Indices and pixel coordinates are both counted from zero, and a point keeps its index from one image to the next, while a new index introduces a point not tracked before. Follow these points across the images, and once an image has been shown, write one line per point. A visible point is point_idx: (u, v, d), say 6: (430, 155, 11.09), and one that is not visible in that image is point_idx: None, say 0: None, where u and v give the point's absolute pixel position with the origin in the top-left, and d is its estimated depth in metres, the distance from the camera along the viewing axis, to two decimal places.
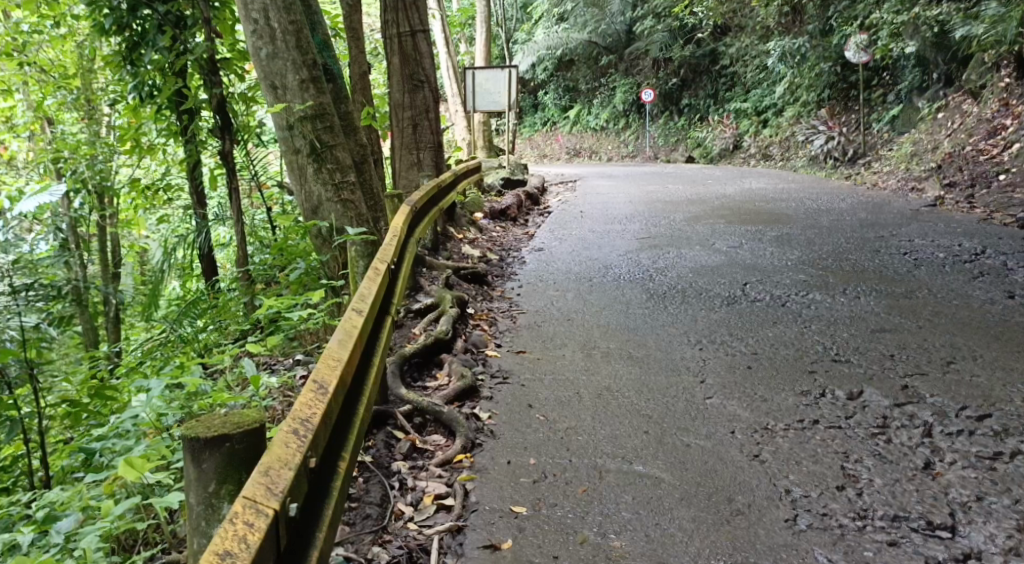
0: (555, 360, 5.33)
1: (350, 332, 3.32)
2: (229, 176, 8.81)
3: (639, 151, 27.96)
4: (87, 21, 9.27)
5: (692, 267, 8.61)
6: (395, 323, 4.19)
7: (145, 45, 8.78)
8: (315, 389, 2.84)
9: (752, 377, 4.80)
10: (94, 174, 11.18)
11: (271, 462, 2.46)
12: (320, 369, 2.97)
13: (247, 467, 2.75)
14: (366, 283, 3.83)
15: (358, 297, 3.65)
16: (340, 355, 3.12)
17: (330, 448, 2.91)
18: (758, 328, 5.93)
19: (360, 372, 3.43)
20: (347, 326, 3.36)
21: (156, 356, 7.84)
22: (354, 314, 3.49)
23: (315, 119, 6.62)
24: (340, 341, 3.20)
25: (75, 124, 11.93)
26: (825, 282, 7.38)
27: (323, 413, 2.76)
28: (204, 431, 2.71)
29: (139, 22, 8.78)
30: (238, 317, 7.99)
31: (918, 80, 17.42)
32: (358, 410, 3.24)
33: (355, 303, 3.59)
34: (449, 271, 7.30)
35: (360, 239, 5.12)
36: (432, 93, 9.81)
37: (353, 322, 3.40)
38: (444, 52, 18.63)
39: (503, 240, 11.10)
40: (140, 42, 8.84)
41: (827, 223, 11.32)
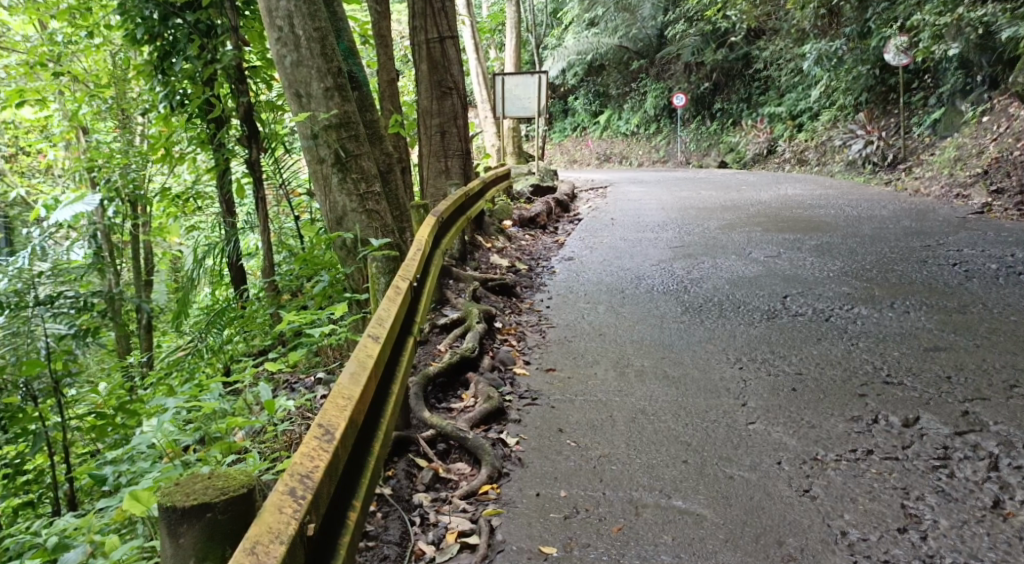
0: (587, 379, 5.08)
1: (365, 362, 3.11)
2: (257, 186, 8.69)
3: (671, 156, 27.63)
4: (119, 31, 9.23)
5: (729, 278, 8.32)
6: (418, 342, 3.95)
7: (175, 54, 8.71)
8: (320, 436, 2.65)
9: (797, 400, 4.51)
10: (127, 183, 11.17)
11: (259, 537, 2.30)
12: (327, 412, 2.77)
13: (230, 539, 2.66)
14: (386, 303, 3.61)
15: (376, 321, 3.43)
16: (353, 390, 2.91)
17: (338, 500, 2.72)
18: (801, 345, 5.64)
19: (377, 402, 3.22)
20: (363, 354, 3.14)
21: (183, 367, 7.73)
22: (371, 339, 3.27)
23: (340, 128, 6.45)
24: (353, 374, 3.00)
25: (109, 132, 11.93)
26: (871, 295, 7.06)
27: (326, 466, 2.57)
28: (181, 499, 2.67)
29: (170, 32, 8.72)
30: (264, 328, 7.85)
31: (962, 82, 16.91)
32: (373, 447, 3.04)
33: (373, 327, 3.37)
34: (476, 283, 7.08)
35: (383, 254, 4.88)
36: (460, 100, 9.62)
37: (369, 350, 3.19)
38: (474, 57, 18.49)
39: (532, 249, 10.87)
40: (171, 51, 8.78)
41: (869, 232, 10.96)
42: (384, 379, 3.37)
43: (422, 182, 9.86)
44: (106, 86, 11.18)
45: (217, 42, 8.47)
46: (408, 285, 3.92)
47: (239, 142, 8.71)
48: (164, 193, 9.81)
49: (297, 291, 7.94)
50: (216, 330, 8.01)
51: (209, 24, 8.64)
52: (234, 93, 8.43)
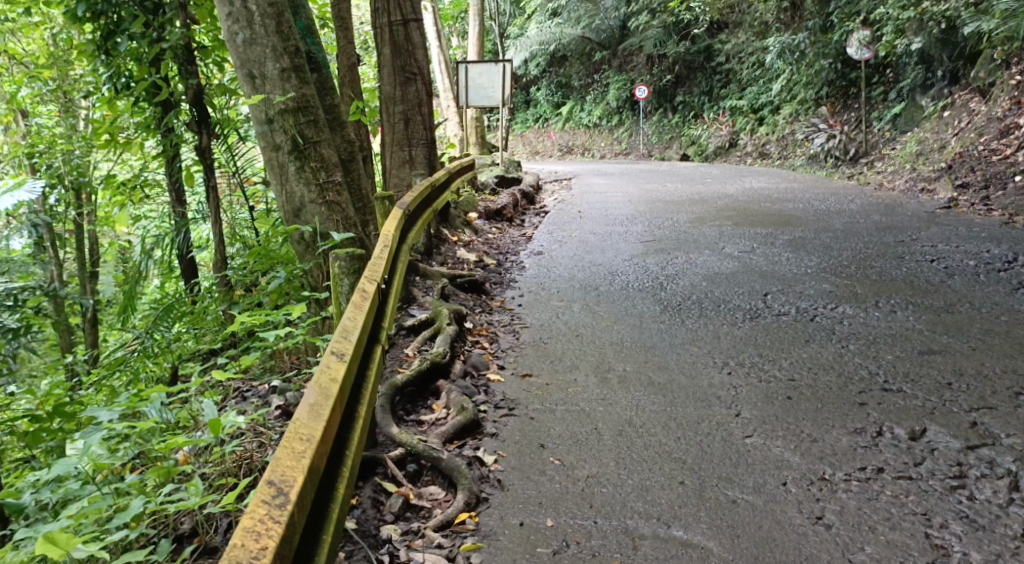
0: (567, 387, 4.73)
1: (327, 390, 2.68)
2: (207, 174, 8.17)
3: (632, 148, 27.40)
4: (56, 7, 8.47)
5: (705, 274, 8.02)
6: (387, 350, 3.52)
7: (120, 33, 8.03)
8: (268, 502, 2.24)
9: (794, 410, 4.20)
10: (70, 170, 10.54)
11: None
12: (280, 465, 2.37)
13: None
14: (351, 311, 3.18)
15: (339, 335, 3.00)
16: (312, 431, 2.49)
17: None
18: (789, 347, 5.33)
19: (344, 432, 2.80)
20: (325, 381, 2.71)
21: (127, 367, 7.23)
22: (334, 358, 2.84)
23: (297, 112, 6.00)
24: (311, 409, 2.57)
25: (50, 116, 11.31)
26: (853, 293, 6.78)
27: (278, 541, 2.18)
28: None
29: (114, 10, 8.05)
30: (216, 325, 7.36)
31: (922, 78, 16.78)
32: (341, 484, 2.64)
33: (336, 342, 2.94)
34: (444, 280, 6.67)
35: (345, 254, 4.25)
36: (425, 86, 9.18)
37: (331, 373, 2.76)
38: (435, 45, 18.01)
39: (499, 242, 10.48)
40: (115, 30, 8.09)
41: (839, 226, 10.75)
42: (352, 400, 2.96)
43: (385, 172, 9.40)
44: (48, 68, 10.54)
45: (165, 19, 7.96)
46: (375, 288, 3.46)
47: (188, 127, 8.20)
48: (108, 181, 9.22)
49: (251, 285, 7.46)
50: (162, 327, 7.50)
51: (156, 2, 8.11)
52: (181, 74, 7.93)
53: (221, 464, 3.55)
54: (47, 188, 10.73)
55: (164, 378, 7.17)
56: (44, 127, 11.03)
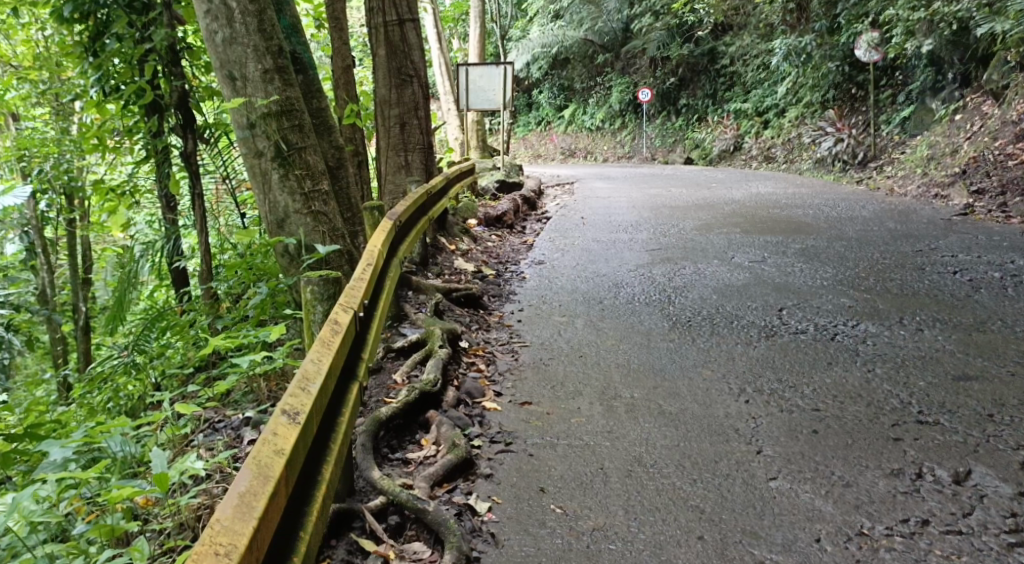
0: (570, 417, 4.33)
1: (267, 470, 2.14)
2: (193, 181, 7.77)
3: (636, 151, 27.00)
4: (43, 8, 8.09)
5: (715, 286, 7.61)
6: (360, 392, 3.01)
7: (108, 34, 7.62)
8: None
9: (820, 446, 3.78)
10: (60, 174, 10.14)
11: None
12: None
13: None
14: (314, 355, 2.64)
15: (295, 389, 2.46)
16: (238, 535, 1.96)
17: None
18: (810, 371, 4.91)
19: (291, 519, 2.27)
20: (265, 457, 2.17)
21: (106, 383, 6.81)
22: (282, 422, 2.30)
23: (281, 117, 5.61)
24: (241, 501, 2.04)
25: (40, 119, 10.97)
26: (874, 308, 6.36)
27: None
28: None
29: (103, 11, 7.67)
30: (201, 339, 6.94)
31: (932, 80, 16.35)
32: None
33: (289, 400, 2.40)
34: (438, 295, 6.28)
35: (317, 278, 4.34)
36: (421, 89, 8.79)
37: (276, 445, 2.22)
38: (435, 47, 17.62)
39: (498, 250, 10.08)
40: (104, 31, 7.70)
41: (852, 234, 10.32)
42: (307, 471, 2.42)
43: (380, 179, 8.97)
44: (37, 69, 10.16)
45: (150, 18, 7.53)
46: (347, 319, 2.93)
47: (173, 131, 7.79)
48: (96, 185, 8.80)
49: (237, 299, 7.08)
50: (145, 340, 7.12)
51: (146, 2, 7.68)
52: (166, 76, 7.58)
53: (178, 516, 3.25)
54: (36, 193, 10.41)
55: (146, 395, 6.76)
56: (34, 129, 10.68)
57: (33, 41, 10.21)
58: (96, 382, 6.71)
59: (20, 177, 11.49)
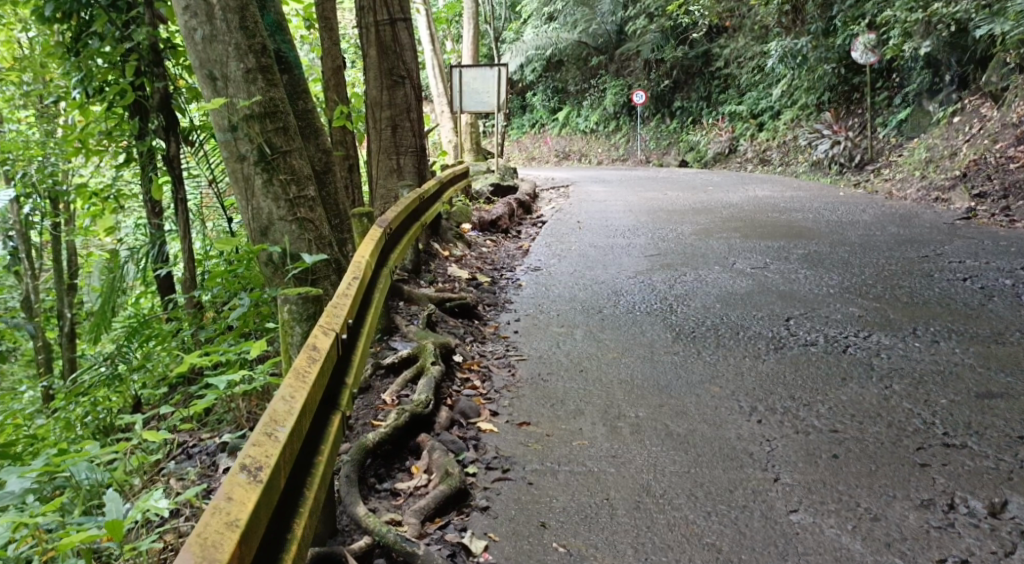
0: (571, 440, 4.06)
1: (215, 551, 1.82)
2: (175, 186, 7.45)
3: (630, 154, 26.77)
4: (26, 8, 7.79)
5: (717, 294, 7.35)
6: (340, 432, 2.68)
7: (90, 34, 7.29)
8: None
9: (842, 474, 3.51)
10: (45, 177, 9.62)
11: None
12: None
13: None
14: (285, 393, 2.33)
15: (258, 436, 2.14)
16: None
17: None
18: (823, 387, 4.64)
19: None
20: (214, 533, 1.86)
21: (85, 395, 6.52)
22: (238, 484, 1.98)
23: (265, 118, 5.32)
24: None
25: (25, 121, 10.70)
26: (886, 318, 6.09)
27: None
28: None
29: (86, 10, 7.31)
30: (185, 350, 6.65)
31: (929, 82, 16.14)
32: None
33: (250, 453, 2.08)
34: (431, 305, 6.01)
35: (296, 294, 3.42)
36: (414, 90, 8.50)
37: (228, 516, 1.90)
38: (429, 49, 17.38)
39: (492, 255, 9.80)
40: (86, 31, 7.36)
41: (855, 239, 10.07)
42: (271, 539, 2.10)
43: (371, 183, 8.66)
44: (21, 70, 9.82)
45: (132, 17, 7.25)
46: (323, 350, 2.60)
47: (156, 134, 7.48)
48: (78, 189, 8.46)
49: (221, 308, 6.79)
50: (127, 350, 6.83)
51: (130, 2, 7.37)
52: (147, 76, 7.29)
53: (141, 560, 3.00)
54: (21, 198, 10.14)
55: (127, 408, 6.48)
56: (19, 131, 10.34)
57: (16, 40, 9.86)
58: (74, 395, 6.41)
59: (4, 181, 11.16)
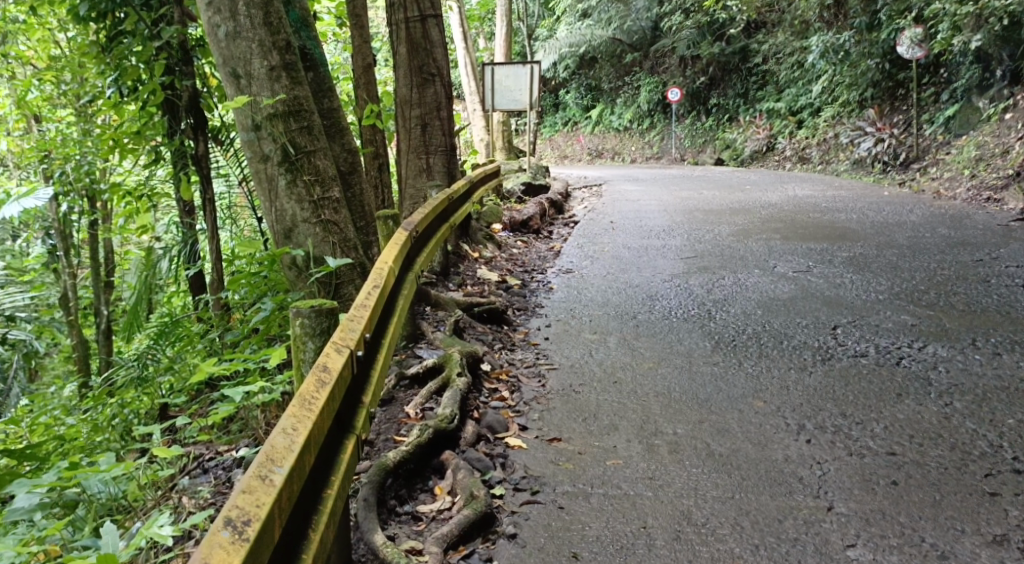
0: (605, 458, 3.81)
1: None
2: (204, 186, 7.30)
3: (665, 152, 26.36)
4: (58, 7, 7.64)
5: (759, 299, 7.04)
6: (353, 466, 2.44)
7: (124, 34, 7.13)
8: None
9: (903, 504, 3.22)
10: (81, 176, 9.53)
11: None
12: None
13: None
14: (284, 427, 2.10)
15: (249, 482, 1.92)
16: None
17: None
18: (877, 404, 4.34)
19: None
20: None
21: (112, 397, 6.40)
22: (219, 543, 1.76)
23: (288, 117, 5.13)
24: None
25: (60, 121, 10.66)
26: (941, 328, 5.75)
27: None
28: None
29: (120, 9, 7.14)
30: (209, 351, 6.48)
31: (978, 78, 15.58)
32: None
33: (238, 504, 1.86)
34: (458, 311, 5.78)
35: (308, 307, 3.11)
36: (444, 88, 8.27)
37: None
38: (462, 47, 17.17)
39: (524, 257, 9.55)
40: (121, 32, 7.21)
41: (903, 241, 9.65)
42: None
43: (401, 182, 8.43)
44: (57, 68, 9.76)
45: (162, 14, 7.11)
46: (329, 377, 2.36)
47: (185, 133, 7.31)
48: (110, 188, 8.32)
49: (248, 309, 6.58)
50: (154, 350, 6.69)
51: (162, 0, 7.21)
52: (175, 75, 7.12)
53: None
54: (58, 197, 10.10)
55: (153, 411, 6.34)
56: (56, 130, 10.29)
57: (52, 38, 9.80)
58: (101, 397, 6.25)
59: (40, 179, 11.14)
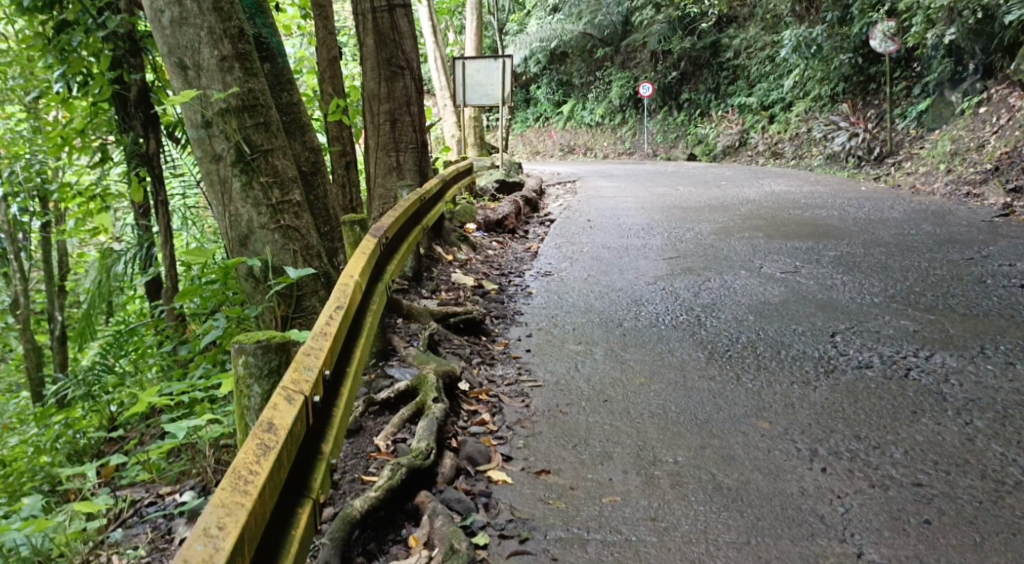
0: (602, 494, 3.41)
1: None
2: (157, 187, 6.76)
3: (637, 148, 26.01)
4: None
5: (749, 303, 6.69)
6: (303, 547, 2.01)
7: (65, 24, 6.52)
8: None
9: (942, 550, 2.92)
10: (31, 176, 8.92)
11: None
12: None
13: None
14: (205, 530, 1.66)
15: None
16: None
17: None
18: (892, 424, 3.97)
19: None
20: None
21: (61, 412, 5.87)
22: None
23: (243, 112, 4.65)
24: None
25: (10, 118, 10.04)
26: (946, 334, 5.41)
27: None
28: None
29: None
30: (163, 356, 5.95)
31: (950, 72, 15.40)
32: None
33: None
34: (433, 322, 5.34)
35: (251, 342, 2.64)
36: (414, 82, 7.80)
37: None
38: (431, 42, 16.68)
39: (499, 258, 9.13)
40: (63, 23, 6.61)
41: (888, 239, 9.35)
42: None
43: (370, 181, 7.95)
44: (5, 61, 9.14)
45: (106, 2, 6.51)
46: (270, 450, 1.91)
47: (135, 130, 6.74)
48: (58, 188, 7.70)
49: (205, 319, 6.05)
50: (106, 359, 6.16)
51: None
52: (123, 68, 6.60)
53: None
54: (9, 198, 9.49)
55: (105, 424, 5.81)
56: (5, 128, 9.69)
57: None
58: (46, 415, 5.72)
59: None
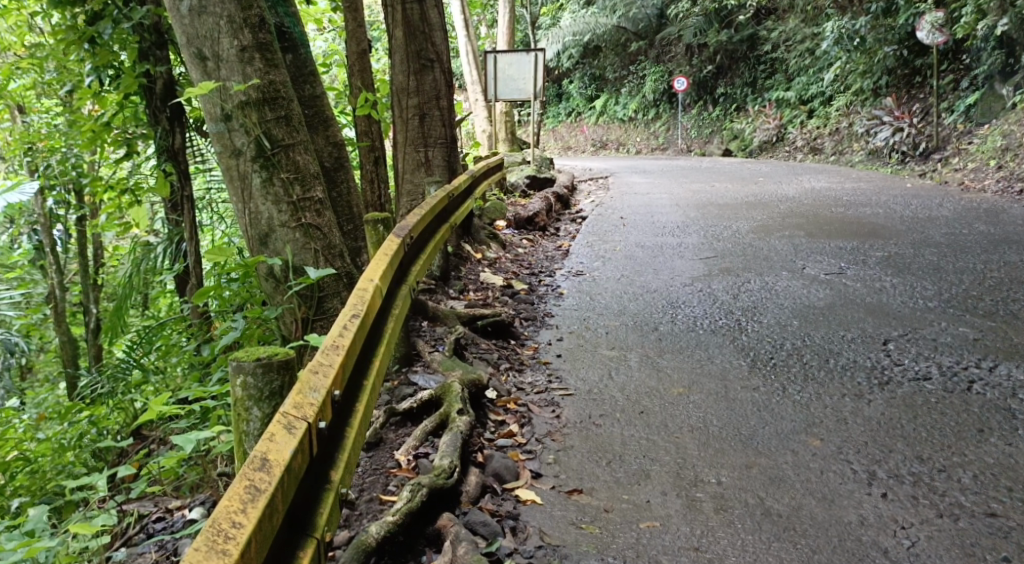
0: (641, 520, 3.14)
1: None
2: (183, 181, 6.56)
3: (671, 143, 25.57)
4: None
5: (793, 306, 6.36)
6: None
7: (90, 16, 6.33)
8: None
9: None
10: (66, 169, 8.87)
11: None
12: None
13: None
14: None
15: None
16: None
17: None
18: (957, 445, 3.65)
19: None
20: None
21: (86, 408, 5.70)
22: None
23: (263, 105, 4.42)
24: None
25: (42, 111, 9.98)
26: (1009, 343, 5.06)
27: None
28: None
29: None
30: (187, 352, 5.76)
31: (1000, 64, 14.80)
32: None
33: None
34: (460, 326, 5.09)
35: (256, 357, 2.43)
36: (444, 75, 7.55)
37: None
38: (464, 35, 16.44)
39: (529, 257, 8.86)
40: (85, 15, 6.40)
41: (939, 239, 8.94)
42: None
43: (398, 177, 7.71)
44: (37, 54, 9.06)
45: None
46: (259, 492, 1.75)
47: (160, 124, 6.52)
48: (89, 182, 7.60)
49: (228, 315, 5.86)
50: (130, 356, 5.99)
51: None
52: (149, 60, 6.39)
53: None
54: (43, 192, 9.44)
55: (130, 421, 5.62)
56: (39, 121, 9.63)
57: (30, 22, 9.08)
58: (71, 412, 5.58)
59: (25, 172, 10.41)
